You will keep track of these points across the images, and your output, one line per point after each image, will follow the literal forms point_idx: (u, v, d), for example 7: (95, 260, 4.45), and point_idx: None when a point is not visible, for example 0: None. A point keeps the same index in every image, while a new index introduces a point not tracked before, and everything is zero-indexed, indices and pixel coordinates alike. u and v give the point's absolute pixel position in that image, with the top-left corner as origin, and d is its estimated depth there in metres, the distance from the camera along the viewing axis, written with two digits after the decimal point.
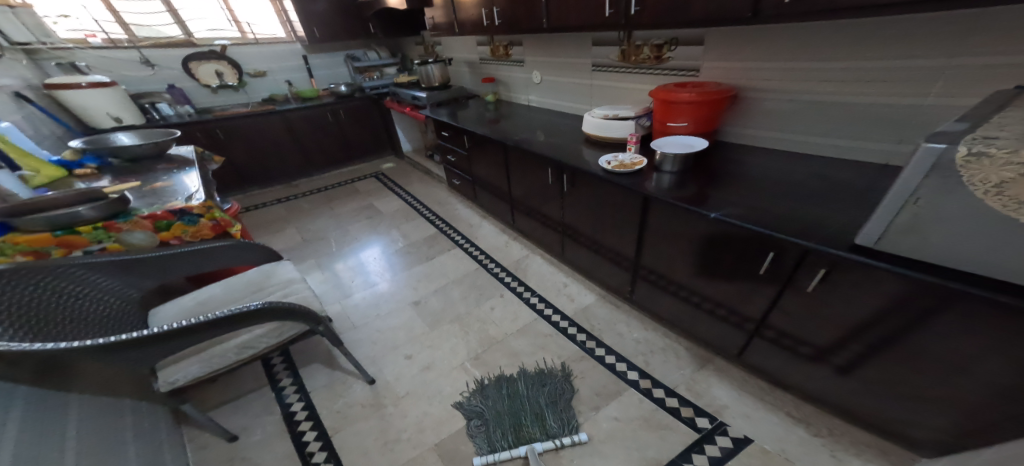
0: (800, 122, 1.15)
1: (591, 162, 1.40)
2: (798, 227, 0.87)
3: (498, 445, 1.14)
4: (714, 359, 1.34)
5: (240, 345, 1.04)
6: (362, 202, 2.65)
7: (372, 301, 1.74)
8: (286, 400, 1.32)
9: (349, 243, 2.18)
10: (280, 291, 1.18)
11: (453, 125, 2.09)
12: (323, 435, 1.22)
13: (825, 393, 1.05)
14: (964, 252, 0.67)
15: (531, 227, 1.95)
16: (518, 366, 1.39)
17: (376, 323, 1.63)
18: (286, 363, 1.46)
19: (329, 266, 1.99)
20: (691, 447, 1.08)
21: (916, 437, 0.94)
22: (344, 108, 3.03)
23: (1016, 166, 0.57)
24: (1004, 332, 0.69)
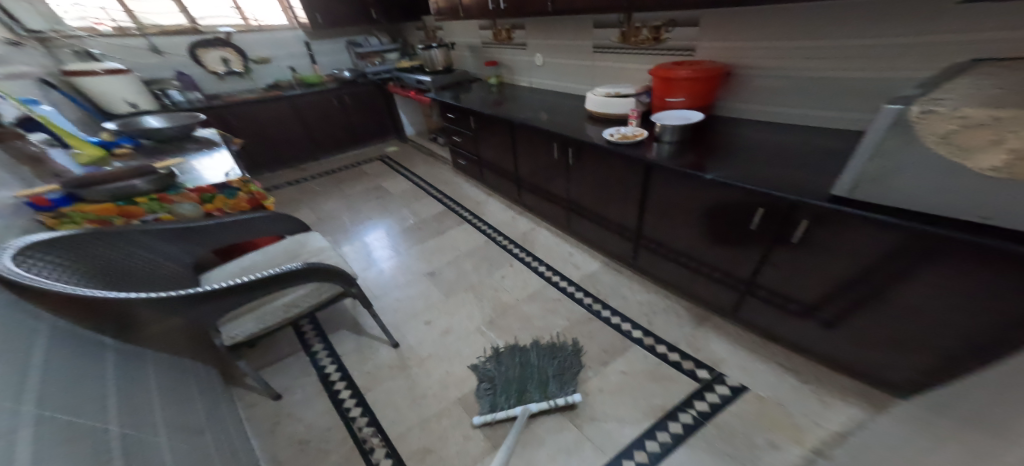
0: (786, 96, 1.28)
1: (595, 135, 1.51)
2: (783, 184, 0.99)
3: (499, 404, 1.20)
4: (711, 317, 1.45)
5: (288, 303, 1.14)
6: (371, 183, 2.73)
7: (388, 274, 1.85)
8: (320, 363, 1.43)
9: (361, 222, 2.27)
10: (315, 256, 1.27)
11: (459, 107, 2.18)
12: (357, 393, 1.33)
13: (811, 342, 1.16)
14: (923, 197, 0.76)
15: (537, 202, 2.06)
16: (531, 328, 1.50)
17: (395, 293, 1.73)
18: (316, 329, 1.57)
19: (345, 244, 2.08)
20: (693, 395, 1.19)
21: (892, 380, 1.04)
22: (347, 93, 3.05)
23: (957, 119, 0.66)
24: (962, 269, 0.78)
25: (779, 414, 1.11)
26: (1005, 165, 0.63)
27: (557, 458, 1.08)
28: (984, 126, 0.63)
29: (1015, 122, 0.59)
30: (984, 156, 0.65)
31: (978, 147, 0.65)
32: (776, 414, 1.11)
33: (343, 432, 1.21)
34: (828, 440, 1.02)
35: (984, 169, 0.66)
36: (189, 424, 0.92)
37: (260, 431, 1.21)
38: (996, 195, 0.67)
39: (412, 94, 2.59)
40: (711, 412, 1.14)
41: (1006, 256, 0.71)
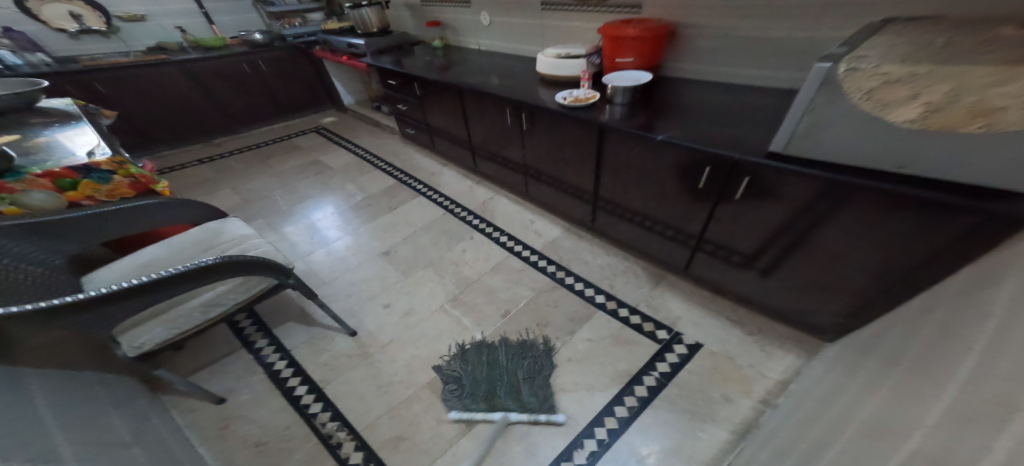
0: (727, 56, 1.32)
1: (547, 99, 1.47)
2: (729, 142, 1.02)
3: (475, 412, 1.14)
4: (667, 275, 1.50)
5: (206, 302, 0.99)
6: (307, 158, 2.46)
7: (338, 256, 1.71)
8: (268, 361, 1.32)
9: (301, 201, 2.05)
10: (234, 248, 1.10)
11: (400, 72, 1.98)
12: (315, 387, 1.24)
13: (756, 294, 1.21)
14: (849, 148, 0.77)
15: (494, 170, 2.00)
16: (496, 301, 1.49)
17: (347, 277, 1.61)
18: (258, 326, 1.44)
19: (285, 226, 1.88)
20: (654, 357, 1.21)
21: (818, 324, 1.11)
22: (263, 59, 2.65)
23: (879, 76, 0.67)
24: (881, 218, 0.81)
25: (732, 368, 1.15)
26: (921, 118, 0.65)
27: (532, 430, 1.09)
28: (902, 81, 0.65)
29: (930, 79, 0.61)
30: (903, 109, 0.67)
31: (897, 102, 0.67)
32: (728, 368, 1.15)
33: (304, 430, 1.13)
34: (773, 390, 1.08)
35: (901, 122, 0.68)
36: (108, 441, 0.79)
37: (207, 437, 1.10)
38: (911, 145, 0.69)
39: (344, 60, 2.31)
40: (672, 373, 1.16)
41: (922, 203, 0.74)
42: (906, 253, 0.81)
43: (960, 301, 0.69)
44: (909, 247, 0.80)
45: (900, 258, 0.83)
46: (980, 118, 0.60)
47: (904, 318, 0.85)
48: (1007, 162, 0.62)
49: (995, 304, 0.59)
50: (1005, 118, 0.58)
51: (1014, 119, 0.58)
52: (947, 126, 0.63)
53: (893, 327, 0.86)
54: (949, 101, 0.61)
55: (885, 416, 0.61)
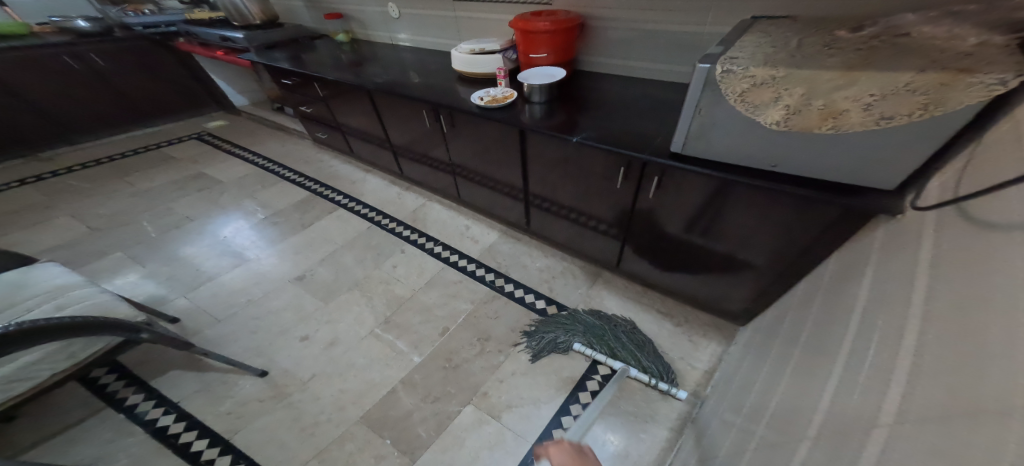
0: (636, 50, 1.33)
1: (465, 98, 1.39)
2: (640, 141, 1.03)
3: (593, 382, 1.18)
4: (602, 272, 1.53)
5: (1, 380, 0.78)
6: (185, 172, 2.14)
7: (242, 287, 1.50)
8: (147, 418, 1.14)
9: (189, 223, 1.77)
10: (49, 303, 0.89)
11: (297, 72, 1.75)
12: (218, 439, 1.10)
13: (680, 285, 1.28)
14: (734, 148, 0.82)
15: (422, 174, 1.88)
16: (431, 318, 1.41)
17: (253, 310, 1.42)
18: (127, 381, 1.23)
19: (156, 258, 1.60)
20: (596, 359, 1.24)
21: (734, 309, 1.20)
22: (97, 51, 2.24)
23: (748, 78, 0.70)
24: (771, 213, 0.87)
25: (665, 363, 1.21)
26: (784, 119, 0.69)
27: (480, 456, 1.07)
28: (767, 83, 0.68)
29: (788, 81, 0.66)
30: (770, 111, 0.70)
31: (764, 103, 0.70)
32: (662, 362, 1.21)
33: None
34: (701, 380, 1.15)
35: (770, 123, 0.71)
36: None
37: None
38: (784, 146, 0.74)
39: (218, 55, 1.99)
40: (612, 374, 1.20)
41: (801, 199, 0.80)
42: (793, 243, 0.89)
43: (834, 293, 0.76)
44: (795, 238, 0.88)
45: (789, 247, 0.91)
46: (830, 120, 0.65)
47: (797, 300, 0.94)
48: (852, 160, 0.70)
49: (864, 289, 0.66)
50: (847, 120, 0.64)
51: (854, 122, 0.63)
52: (804, 127, 0.68)
53: (790, 310, 0.95)
54: (804, 104, 0.66)
55: (785, 411, 0.66)
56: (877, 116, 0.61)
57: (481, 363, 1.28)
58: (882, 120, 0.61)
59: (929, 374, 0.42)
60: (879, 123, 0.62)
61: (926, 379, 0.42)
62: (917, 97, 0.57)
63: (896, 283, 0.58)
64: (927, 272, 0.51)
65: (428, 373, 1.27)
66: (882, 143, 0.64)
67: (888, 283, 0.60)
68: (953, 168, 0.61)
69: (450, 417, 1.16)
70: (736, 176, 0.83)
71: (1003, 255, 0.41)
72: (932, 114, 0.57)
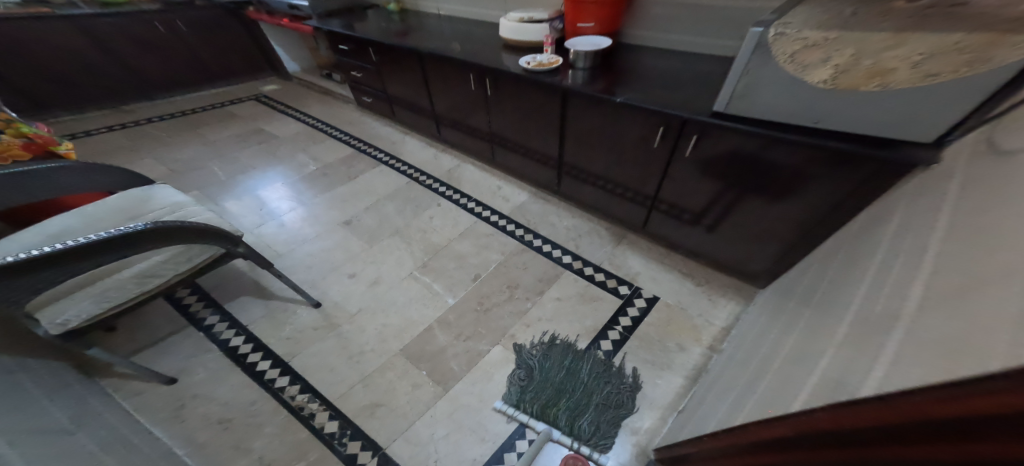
0: (679, 23, 1.37)
1: (511, 64, 1.47)
2: (682, 104, 1.09)
3: (524, 406, 1.12)
4: (627, 234, 1.60)
5: (140, 274, 0.96)
6: (247, 127, 2.30)
7: (294, 228, 1.64)
8: (221, 337, 1.30)
9: (246, 172, 1.93)
10: (170, 214, 1.04)
11: (351, 36, 1.86)
12: (279, 362, 1.25)
13: (704, 247, 1.35)
14: (777, 108, 0.88)
15: (460, 137, 1.97)
16: (465, 266, 1.52)
17: (306, 248, 1.56)
18: (205, 302, 1.40)
19: (219, 199, 1.76)
20: (618, 312, 1.33)
21: (755, 271, 1.26)
22: (181, 19, 2.45)
23: (800, 42, 0.76)
24: (803, 172, 0.93)
25: (684, 319, 1.28)
26: (832, 78, 0.76)
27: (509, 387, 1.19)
28: (818, 45, 0.75)
29: (840, 42, 0.72)
30: (818, 71, 0.77)
31: (814, 64, 0.77)
32: (681, 319, 1.29)
33: (272, 404, 1.15)
34: (718, 336, 1.23)
35: (818, 82, 0.78)
36: (48, 430, 0.73)
37: (161, 418, 1.09)
38: (826, 103, 0.81)
39: (285, 23, 2.16)
40: (633, 326, 1.29)
41: (834, 155, 0.86)
42: (819, 201, 0.96)
43: (858, 242, 0.82)
44: (821, 195, 0.94)
45: (815, 206, 0.97)
46: (876, 78, 0.72)
47: (818, 257, 1.00)
48: (893, 117, 0.76)
49: (887, 235, 0.73)
50: (893, 78, 0.70)
51: (901, 79, 0.70)
52: (851, 85, 0.75)
53: (810, 266, 1.02)
54: (854, 64, 0.72)
55: (803, 343, 0.73)
56: (923, 73, 0.67)
57: (509, 309, 1.39)
58: (928, 77, 0.67)
59: (947, 270, 0.49)
60: (924, 80, 0.68)
61: (944, 274, 0.49)
62: (963, 55, 0.63)
63: (920, 222, 0.64)
64: (952, 206, 0.58)
65: (462, 314, 1.38)
66: (923, 99, 0.70)
67: (913, 222, 0.66)
68: (987, 128, 0.66)
69: (482, 354, 1.28)
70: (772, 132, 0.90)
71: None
72: (977, 70, 0.63)
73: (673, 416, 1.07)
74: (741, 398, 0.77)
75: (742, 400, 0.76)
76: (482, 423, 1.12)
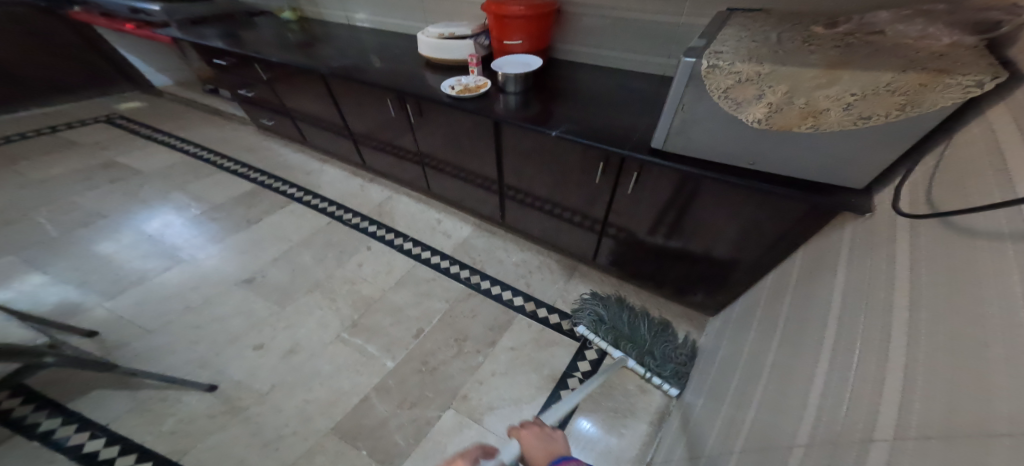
0: (611, 39, 1.29)
1: (434, 87, 1.30)
2: (621, 137, 1.00)
3: (603, 336, 1.25)
4: (578, 266, 1.51)
5: None
6: (93, 160, 1.87)
7: (170, 290, 1.33)
8: (69, 444, 1.00)
9: (110, 219, 1.57)
10: None
11: (234, 51, 1.55)
12: (161, 461, 0.99)
13: (655, 279, 1.29)
14: (713, 146, 0.81)
15: (387, 164, 1.76)
16: (402, 321, 1.34)
17: (193, 316, 1.27)
18: (36, 404, 1.07)
19: (65, 261, 1.39)
20: (575, 356, 1.24)
21: (705, 300, 1.23)
22: None
23: (733, 75, 0.67)
24: (744, 212, 0.88)
25: None
26: (766, 118, 0.67)
27: None
28: (752, 81, 0.66)
29: (773, 78, 0.64)
30: (751, 109, 0.68)
31: (748, 101, 0.68)
32: None
33: None
34: None
35: (751, 121, 0.69)
36: None
37: None
38: (761, 144, 0.74)
39: (127, 29, 1.76)
40: (592, 370, 1.20)
41: (773, 198, 0.81)
42: (760, 239, 0.91)
43: (807, 285, 0.78)
44: (762, 235, 0.90)
45: (757, 244, 0.93)
46: (810, 119, 0.64)
47: (763, 293, 0.97)
48: (828, 160, 0.71)
49: (837, 286, 0.68)
50: (826, 119, 0.63)
51: (833, 121, 0.63)
52: (785, 126, 0.67)
53: (757, 301, 0.99)
54: (787, 102, 0.64)
55: (770, 411, 0.67)
56: (856, 115, 0.61)
57: (458, 365, 1.23)
58: (861, 120, 0.61)
59: (926, 386, 0.42)
60: (856, 123, 0.62)
61: (921, 390, 0.42)
62: (896, 96, 0.57)
63: (873, 283, 0.59)
64: (909, 274, 0.53)
65: (403, 379, 1.20)
66: (857, 142, 0.65)
67: (866, 282, 0.61)
68: (923, 172, 0.62)
69: (428, 424, 1.11)
70: (712, 173, 0.83)
71: (996, 254, 0.42)
72: (911, 112, 0.58)
73: None
74: None
75: None
76: None
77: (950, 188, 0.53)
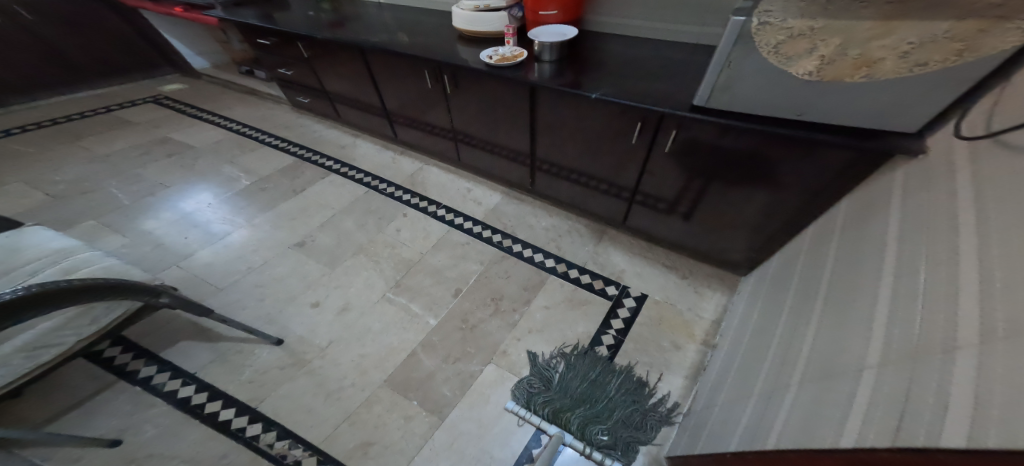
0: (645, 8, 1.31)
1: (471, 58, 1.34)
2: (661, 98, 1.04)
3: (539, 402, 1.04)
4: (607, 230, 1.57)
5: (29, 344, 0.73)
6: (149, 136, 1.97)
7: (231, 255, 1.42)
8: (165, 389, 1.10)
9: (168, 191, 1.65)
10: (51, 269, 0.82)
11: (273, 30, 1.61)
12: (245, 408, 1.09)
13: (685, 239, 1.34)
14: (761, 101, 0.84)
15: (418, 137, 1.81)
16: (442, 281, 1.41)
17: (254, 277, 1.37)
18: (135, 353, 1.18)
19: (135, 227, 1.49)
20: (609, 314, 1.30)
21: (735, 259, 1.28)
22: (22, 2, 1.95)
23: (785, 31, 0.71)
24: (785, 163, 0.92)
25: (673, 315, 1.28)
26: (818, 70, 0.73)
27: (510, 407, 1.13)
28: (805, 35, 0.70)
29: (828, 33, 0.67)
30: (803, 63, 0.73)
31: (799, 55, 0.72)
32: (671, 315, 1.28)
33: (248, 455, 1.01)
34: (709, 330, 1.24)
35: (802, 74, 0.74)
36: None
37: None
38: (810, 94, 0.78)
39: (174, 11, 1.85)
40: (625, 328, 1.26)
41: (818, 145, 0.85)
42: (800, 189, 0.96)
43: (854, 233, 0.83)
44: (804, 184, 0.94)
45: (796, 195, 0.97)
46: (864, 68, 0.69)
47: (804, 245, 1.01)
48: (879, 103, 0.74)
49: (891, 230, 0.72)
50: (880, 68, 0.68)
51: (887, 69, 0.68)
52: (837, 77, 0.72)
53: (794, 256, 1.03)
54: (840, 54, 0.69)
55: (823, 348, 0.72)
56: (911, 62, 0.66)
57: (497, 323, 1.31)
58: (916, 67, 0.66)
59: (1002, 293, 0.45)
60: (912, 70, 0.66)
61: (1001, 295, 0.45)
62: (954, 43, 0.61)
63: (934, 218, 0.63)
64: (976, 200, 0.57)
65: (447, 335, 1.28)
66: (912, 86, 0.69)
67: (924, 218, 0.65)
68: (978, 113, 0.65)
69: (475, 376, 1.19)
70: (757, 124, 0.87)
71: None
72: (967, 57, 0.62)
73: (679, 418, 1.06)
74: (766, 409, 0.75)
75: (768, 411, 0.74)
76: (485, 452, 1.05)
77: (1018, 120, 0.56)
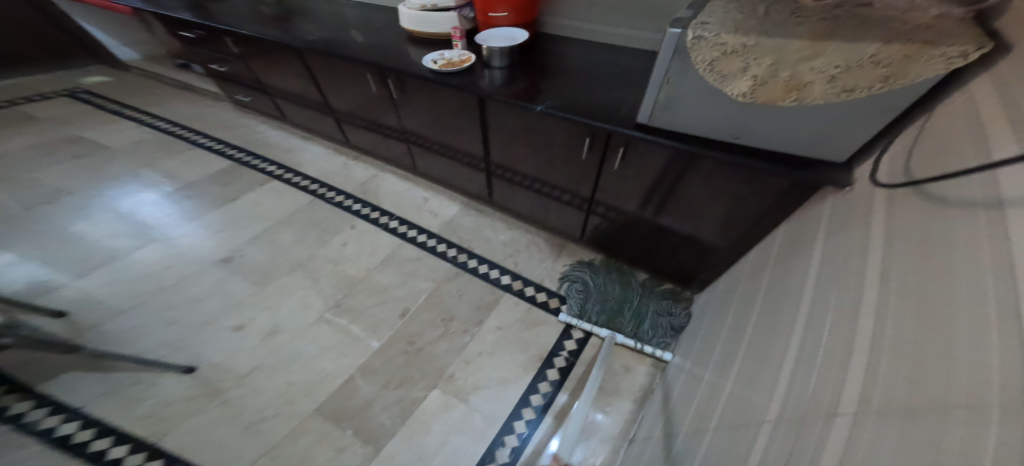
0: (602, 13, 1.24)
1: (416, 62, 1.24)
2: (609, 112, 0.98)
3: (588, 316, 1.27)
4: (566, 244, 1.51)
5: None
6: (68, 135, 1.80)
7: (144, 270, 1.31)
8: (42, 427, 0.99)
9: (71, 198, 1.50)
10: None
11: (205, 23, 1.47)
12: (141, 444, 0.98)
13: (643, 257, 1.29)
14: (699, 121, 0.79)
15: (372, 143, 1.70)
16: (387, 300, 1.32)
17: (170, 296, 1.25)
18: (7, 386, 1.06)
19: (28, 242, 1.35)
20: (562, 335, 1.24)
21: (688, 279, 1.24)
22: None
23: (719, 47, 0.64)
24: (732, 188, 0.87)
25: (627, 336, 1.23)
26: (750, 91, 0.66)
27: (449, 440, 1.05)
28: (738, 53, 0.63)
29: (758, 50, 0.61)
30: (736, 83, 0.66)
31: (732, 74, 0.66)
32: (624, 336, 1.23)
33: None
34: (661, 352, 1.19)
35: (736, 95, 0.68)
36: None
37: None
38: (745, 119, 0.73)
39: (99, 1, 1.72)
40: (578, 350, 1.21)
41: (758, 171, 0.80)
42: (748, 215, 0.91)
43: (788, 260, 0.79)
44: (751, 210, 0.90)
45: (744, 220, 0.93)
46: (793, 92, 0.63)
47: (747, 270, 0.98)
48: (813, 131, 0.70)
49: (815, 261, 0.68)
50: (810, 92, 0.62)
51: (816, 94, 0.62)
52: (769, 99, 0.66)
53: (739, 280, 1.00)
54: (771, 75, 0.62)
55: (747, 387, 0.68)
56: (839, 88, 0.60)
57: (443, 346, 1.23)
58: (843, 93, 0.60)
59: (895, 360, 0.42)
60: (840, 96, 0.61)
61: (899, 357, 0.41)
62: (880, 68, 0.56)
63: (850, 255, 0.59)
64: (884, 243, 0.53)
65: (388, 359, 1.19)
66: (838, 114, 0.65)
67: (842, 254, 0.62)
68: (903, 145, 0.62)
69: (415, 404, 1.11)
70: (698, 148, 0.82)
71: (968, 226, 0.41)
72: (892, 85, 0.57)
73: (625, 446, 1.01)
74: (691, 450, 0.71)
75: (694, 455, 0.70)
76: None
77: (928, 161, 0.53)
